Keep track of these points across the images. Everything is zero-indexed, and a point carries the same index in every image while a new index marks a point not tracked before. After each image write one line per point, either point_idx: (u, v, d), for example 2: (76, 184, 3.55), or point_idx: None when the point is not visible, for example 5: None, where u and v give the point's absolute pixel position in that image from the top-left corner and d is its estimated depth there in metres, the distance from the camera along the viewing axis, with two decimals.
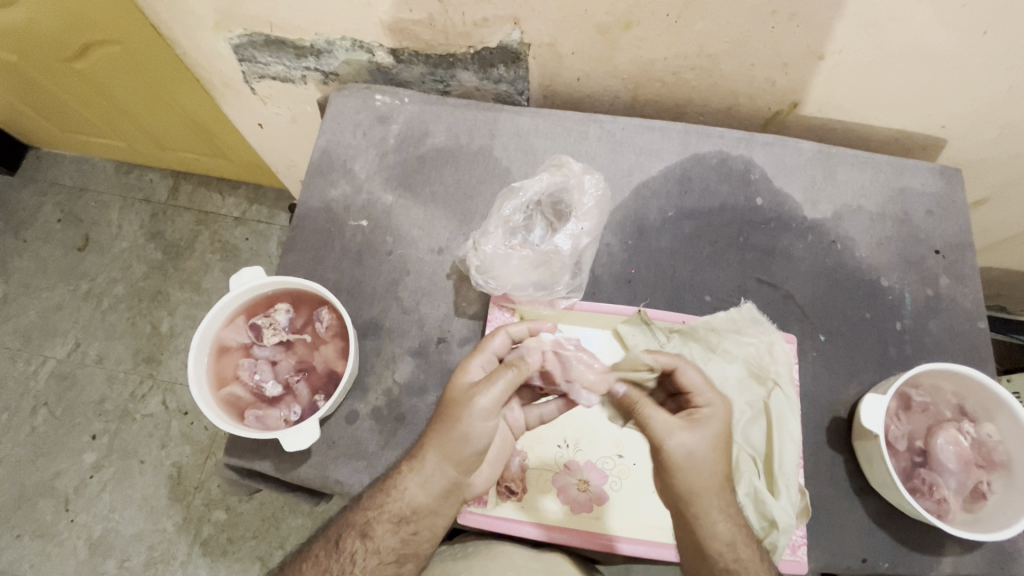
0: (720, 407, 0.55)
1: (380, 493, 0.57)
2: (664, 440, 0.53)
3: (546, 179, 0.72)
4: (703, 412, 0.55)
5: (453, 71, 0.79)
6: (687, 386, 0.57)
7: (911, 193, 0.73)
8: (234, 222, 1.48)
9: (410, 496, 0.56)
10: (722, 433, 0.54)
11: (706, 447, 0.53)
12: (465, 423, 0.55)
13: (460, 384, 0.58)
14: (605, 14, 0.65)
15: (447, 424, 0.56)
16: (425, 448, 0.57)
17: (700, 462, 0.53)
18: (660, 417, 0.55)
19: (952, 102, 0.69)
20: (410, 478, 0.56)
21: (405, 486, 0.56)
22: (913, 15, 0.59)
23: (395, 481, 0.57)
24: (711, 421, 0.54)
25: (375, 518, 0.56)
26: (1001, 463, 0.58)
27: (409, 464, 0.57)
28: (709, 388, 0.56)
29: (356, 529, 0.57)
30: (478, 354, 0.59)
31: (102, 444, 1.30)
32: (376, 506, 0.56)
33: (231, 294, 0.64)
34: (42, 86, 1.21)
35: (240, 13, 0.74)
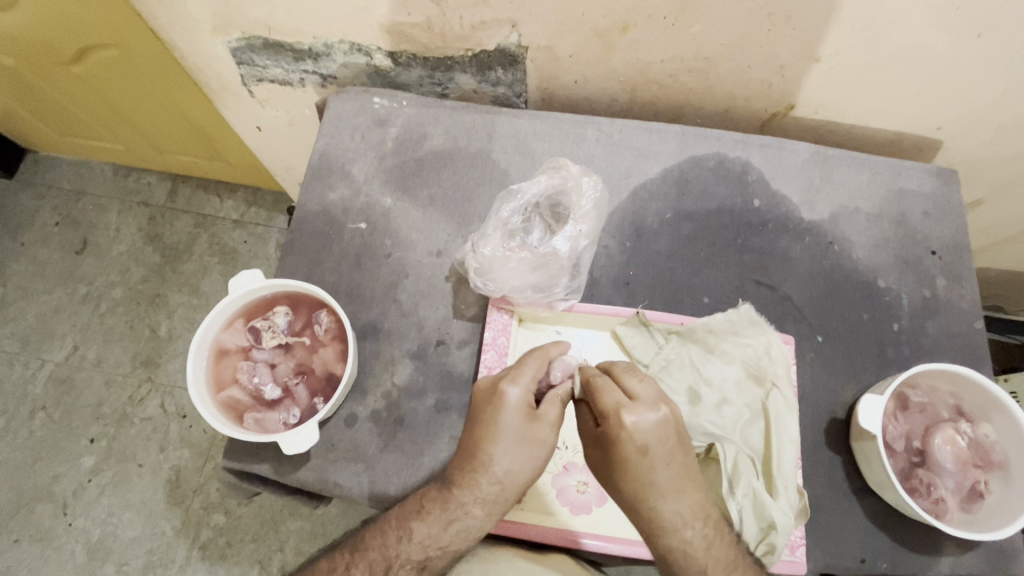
0: (618, 427, 0.51)
1: (445, 534, 0.55)
2: (586, 447, 0.56)
3: (544, 181, 0.72)
4: (604, 431, 0.52)
5: (451, 74, 0.79)
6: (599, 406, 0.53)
7: (908, 195, 0.73)
8: (233, 225, 1.48)
9: (481, 531, 0.56)
10: (625, 453, 0.50)
11: (605, 461, 0.52)
12: (532, 456, 0.54)
13: (518, 423, 0.54)
14: (602, 17, 0.66)
15: (530, 467, 0.54)
16: (504, 490, 0.54)
17: (605, 475, 0.53)
18: (582, 428, 0.57)
19: (947, 103, 0.70)
20: (483, 517, 0.55)
21: (479, 526, 0.55)
22: (907, 17, 0.59)
23: (465, 524, 0.55)
24: (611, 441, 0.51)
25: (436, 556, 0.56)
26: (999, 463, 0.58)
27: (483, 506, 0.54)
28: (611, 409, 0.52)
29: (413, 563, 0.55)
30: (526, 384, 0.55)
31: (101, 447, 1.30)
32: (438, 546, 0.55)
33: (229, 298, 0.64)
34: (41, 90, 1.21)
35: (238, 16, 0.74)
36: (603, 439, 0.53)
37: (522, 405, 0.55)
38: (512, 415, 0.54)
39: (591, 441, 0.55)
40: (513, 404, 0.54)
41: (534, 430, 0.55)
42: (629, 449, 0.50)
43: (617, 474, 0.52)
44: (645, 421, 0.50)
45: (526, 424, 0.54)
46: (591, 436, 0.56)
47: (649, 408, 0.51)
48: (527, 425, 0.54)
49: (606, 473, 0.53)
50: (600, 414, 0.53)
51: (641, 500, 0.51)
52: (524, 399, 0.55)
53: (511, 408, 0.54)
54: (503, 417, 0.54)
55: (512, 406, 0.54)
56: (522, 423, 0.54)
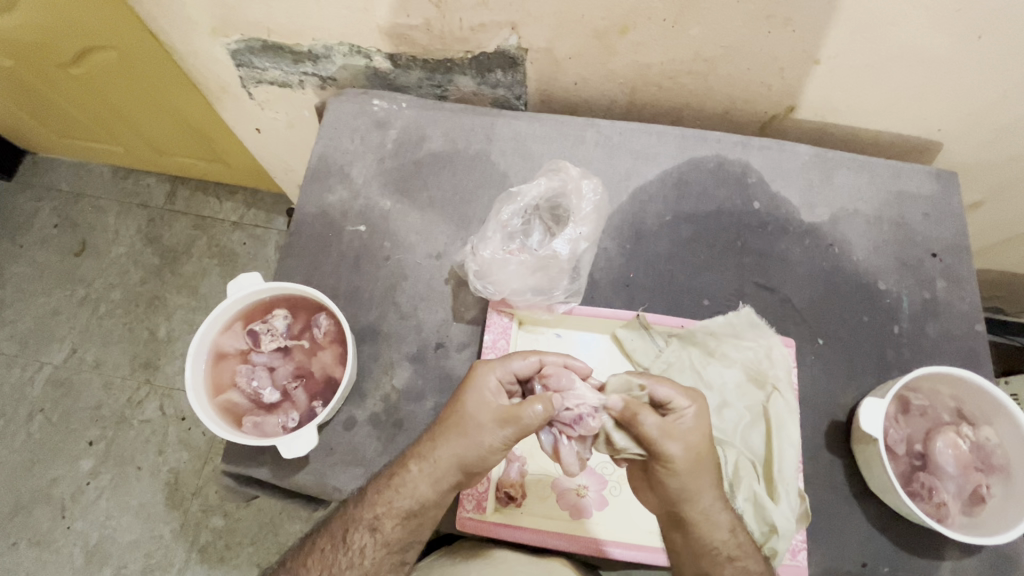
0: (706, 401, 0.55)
1: (387, 490, 0.55)
2: (671, 445, 0.52)
3: (545, 184, 0.72)
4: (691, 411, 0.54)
5: (451, 76, 0.79)
6: (661, 393, 0.55)
7: (908, 197, 0.73)
8: (232, 226, 1.48)
9: (418, 494, 0.54)
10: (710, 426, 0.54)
11: (703, 439, 0.53)
12: (473, 433, 0.54)
13: (478, 399, 0.55)
14: (601, 19, 0.65)
15: (465, 443, 0.54)
16: (436, 452, 0.55)
17: (700, 458, 0.53)
18: (657, 425, 0.53)
19: (946, 106, 0.70)
20: (419, 477, 0.55)
21: (416, 485, 0.55)
22: (906, 20, 0.59)
23: (403, 480, 0.55)
24: (701, 417, 0.54)
25: (383, 514, 0.55)
26: (1000, 467, 0.58)
27: (418, 463, 0.55)
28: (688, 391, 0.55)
29: (365, 524, 0.55)
30: (504, 370, 0.57)
31: (99, 450, 1.30)
32: (384, 502, 0.55)
33: (228, 302, 0.64)
34: (39, 92, 1.21)
35: (237, 18, 0.74)
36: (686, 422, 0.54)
37: (491, 386, 0.56)
38: (474, 391, 0.56)
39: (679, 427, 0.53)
40: (483, 382, 0.56)
41: (487, 414, 0.54)
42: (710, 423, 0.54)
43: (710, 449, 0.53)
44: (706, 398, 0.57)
45: (484, 404, 0.55)
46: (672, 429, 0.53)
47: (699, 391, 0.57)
48: (484, 404, 0.55)
49: (703, 452, 0.53)
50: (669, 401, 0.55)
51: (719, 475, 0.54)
52: (495, 380, 0.56)
53: (477, 385, 0.56)
54: (468, 392, 0.55)
55: (476, 382, 0.56)
56: (479, 400, 0.55)
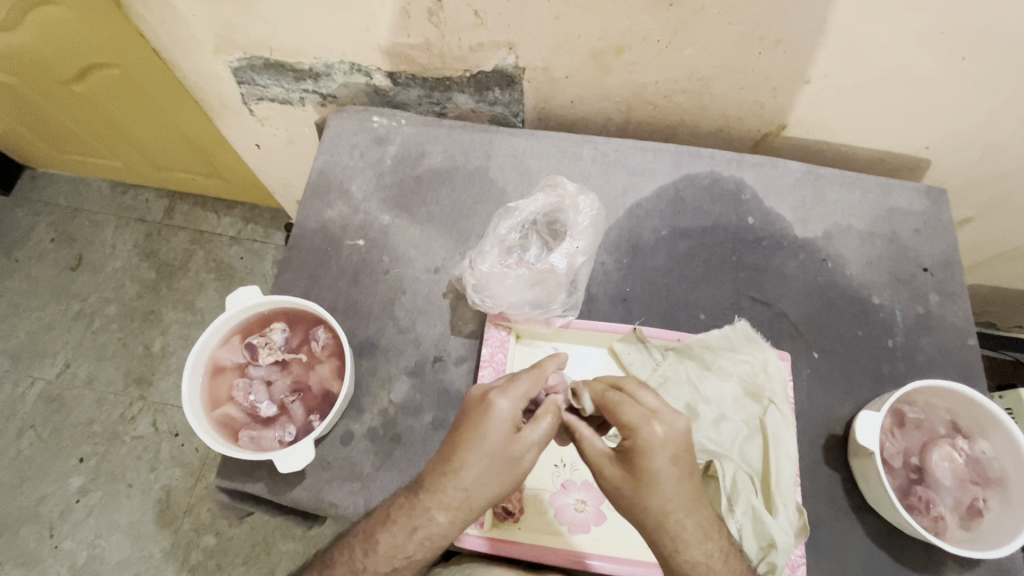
0: (652, 437, 0.49)
1: (409, 543, 0.53)
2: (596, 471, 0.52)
3: (541, 200, 0.73)
4: (633, 443, 0.50)
5: (450, 94, 0.81)
6: (621, 417, 0.52)
7: (900, 213, 0.75)
8: (229, 241, 1.48)
9: (445, 540, 0.54)
10: (654, 464, 0.49)
11: (630, 479, 0.49)
12: (508, 471, 0.52)
13: (500, 433, 0.52)
14: (597, 40, 0.67)
15: (500, 481, 0.52)
16: (470, 498, 0.52)
17: (625, 496, 0.50)
18: (590, 449, 0.54)
19: (933, 124, 0.71)
20: (448, 525, 0.53)
21: (443, 535, 0.53)
22: (893, 42, 0.61)
23: (430, 533, 0.53)
24: (643, 452, 0.49)
25: (403, 565, 0.54)
26: (997, 480, 0.58)
27: (449, 515, 0.52)
28: (642, 418, 0.50)
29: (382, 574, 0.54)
30: (518, 395, 0.54)
31: (90, 467, 1.28)
32: (404, 555, 0.53)
33: (226, 315, 0.64)
34: (41, 108, 1.22)
35: (240, 37, 0.76)
36: (626, 454, 0.51)
37: (510, 418, 0.53)
38: (493, 426, 0.52)
39: (609, 458, 0.52)
40: (501, 415, 0.52)
41: (516, 449, 0.52)
42: (660, 462, 0.48)
43: (637, 492, 0.49)
44: (677, 428, 0.50)
45: (508, 436, 0.52)
46: (603, 457, 0.52)
47: (680, 418, 0.51)
48: (508, 438, 0.52)
49: (631, 493, 0.49)
50: (623, 427, 0.52)
51: (668, 520, 0.48)
52: (512, 410, 0.53)
53: (497, 418, 0.52)
54: (491, 427, 0.52)
55: (498, 416, 0.52)
56: (503, 434, 0.52)
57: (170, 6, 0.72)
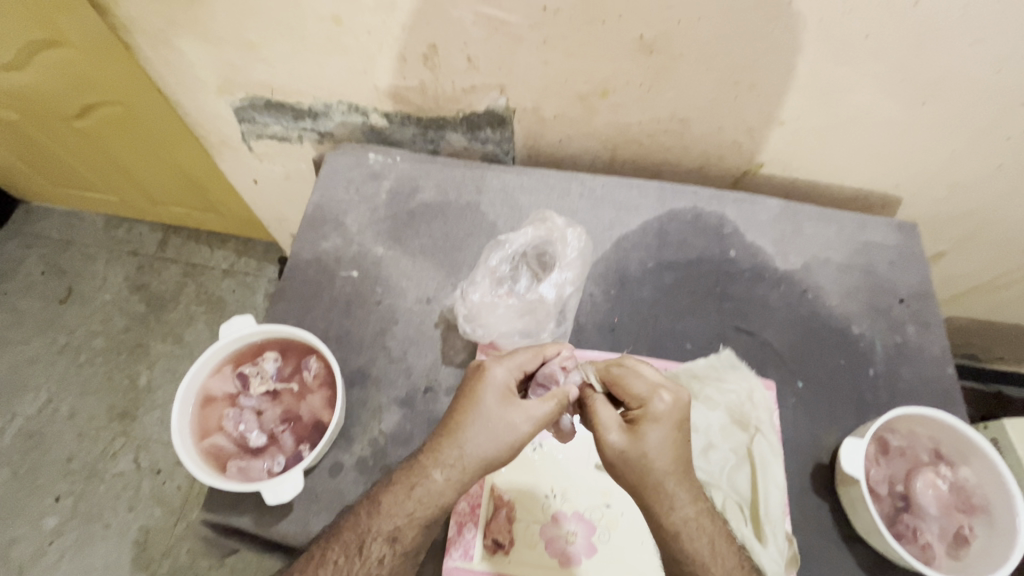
0: (661, 405, 0.56)
1: (409, 501, 0.56)
2: (602, 435, 0.57)
3: (531, 233, 0.75)
4: (642, 411, 0.57)
5: (443, 133, 0.84)
6: (630, 389, 0.59)
7: (875, 246, 0.78)
8: (222, 274, 1.49)
9: (443, 501, 0.56)
10: (660, 429, 0.55)
11: (637, 442, 0.55)
12: (500, 433, 0.57)
13: (493, 395, 0.58)
14: (583, 83, 0.71)
15: (491, 439, 0.57)
16: (463, 457, 0.56)
17: (631, 458, 0.55)
18: (600, 415, 0.58)
19: (900, 163, 0.76)
20: (445, 483, 0.56)
21: (442, 493, 0.56)
22: (857, 88, 0.66)
23: (428, 489, 0.56)
24: (650, 418, 0.56)
25: (405, 524, 0.55)
26: (981, 507, 0.59)
27: (444, 471, 0.56)
28: (652, 389, 0.57)
29: (384, 535, 0.55)
30: (508, 364, 0.60)
31: (66, 506, 1.23)
32: (406, 513, 0.56)
33: (218, 344, 0.64)
34: (41, 144, 1.25)
35: (243, 77, 0.79)
36: (636, 421, 0.57)
37: (504, 383, 0.59)
38: (487, 390, 0.58)
39: (618, 425, 0.57)
40: (498, 379, 0.59)
41: (508, 412, 0.58)
42: (665, 429, 0.55)
43: (647, 453, 0.55)
44: (680, 400, 0.57)
45: (504, 398, 0.58)
46: (613, 422, 0.57)
47: (683, 391, 0.58)
48: (500, 401, 0.58)
49: (639, 456, 0.55)
50: (633, 397, 0.58)
51: (666, 480, 0.54)
52: (505, 376, 0.59)
53: (493, 381, 0.59)
54: (488, 390, 0.58)
55: (493, 380, 0.59)
56: (497, 397, 0.58)
57: (177, 48, 0.76)
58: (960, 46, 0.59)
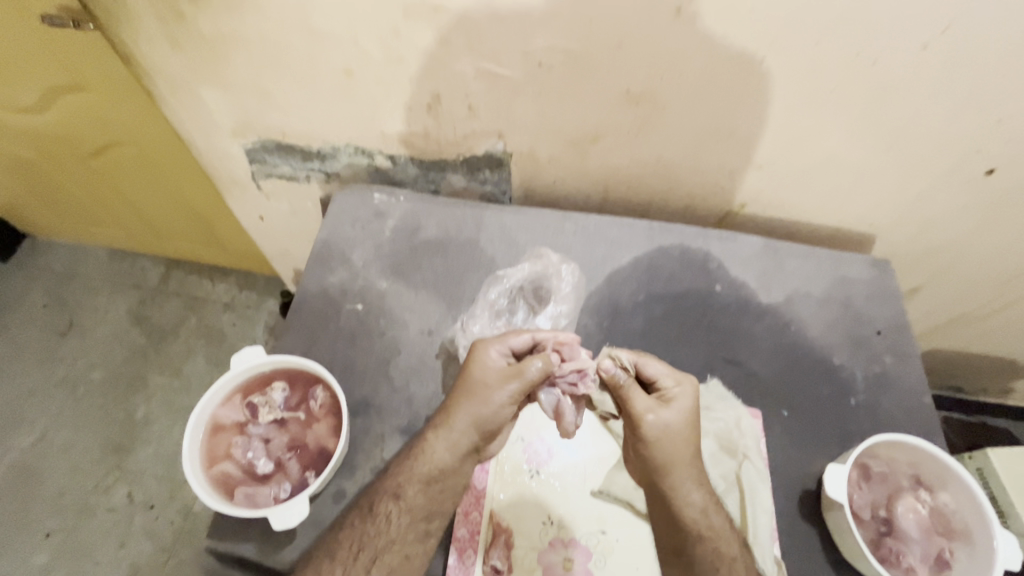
0: (689, 387, 0.64)
1: (408, 460, 0.63)
2: (645, 417, 0.62)
3: (527, 268, 0.82)
4: (673, 392, 0.64)
5: (444, 174, 0.90)
6: (651, 372, 0.65)
7: (852, 281, 0.82)
8: (222, 307, 1.51)
9: (437, 458, 0.62)
10: (692, 408, 0.63)
11: (680, 416, 0.63)
12: (486, 400, 0.64)
13: (482, 367, 0.65)
14: (576, 130, 0.77)
15: (479, 404, 0.64)
16: (453, 420, 0.63)
17: (673, 438, 0.62)
18: (640, 398, 0.63)
19: (871, 203, 0.81)
20: (437, 442, 0.63)
21: (435, 450, 0.63)
22: (826, 136, 0.72)
23: (422, 448, 0.63)
24: (684, 396, 0.63)
25: (405, 482, 0.62)
26: (960, 531, 0.61)
27: (435, 432, 0.63)
28: (678, 373, 0.65)
29: (389, 493, 0.61)
30: (499, 343, 0.66)
31: (55, 542, 1.22)
32: (406, 470, 0.62)
33: (229, 374, 0.67)
34: (53, 180, 1.29)
35: (257, 122, 0.85)
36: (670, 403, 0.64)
37: (492, 357, 0.65)
38: (477, 362, 0.65)
39: (658, 407, 0.63)
40: (484, 354, 0.65)
41: (491, 378, 0.64)
42: (694, 406, 0.64)
43: (684, 432, 0.62)
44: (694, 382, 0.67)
45: (489, 370, 0.65)
46: (650, 404, 0.63)
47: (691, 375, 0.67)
48: (485, 370, 0.65)
49: (681, 436, 0.62)
50: (659, 379, 0.65)
51: (692, 456, 0.62)
52: (494, 352, 0.65)
53: (479, 354, 0.65)
54: (476, 363, 0.65)
55: (481, 354, 0.65)
56: (481, 368, 0.65)
57: (198, 95, 0.82)
58: (916, 100, 0.66)
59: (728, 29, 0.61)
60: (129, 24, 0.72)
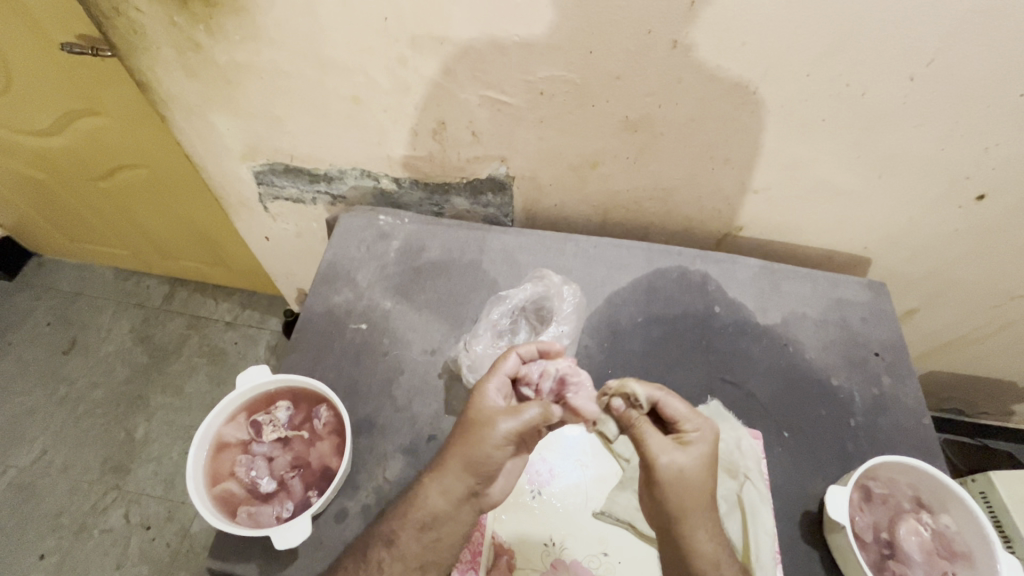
0: (708, 431, 0.61)
1: (402, 506, 0.63)
2: (657, 459, 0.59)
3: (530, 289, 0.82)
4: (691, 435, 0.60)
5: (448, 197, 0.92)
6: (671, 411, 0.62)
7: (849, 303, 0.83)
8: (225, 327, 1.52)
9: (431, 505, 0.62)
10: (710, 454, 0.60)
11: (698, 462, 0.59)
12: (481, 441, 0.62)
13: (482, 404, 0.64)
14: (576, 156, 0.79)
15: (471, 445, 0.62)
16: (445, 464, 0.63)
17: (682, 483, 0.58)
18: (651, 439, 0.60)
19: (866, 227, 0.83)
20: (431, 489, 0.62)
21: (428, 498, 0.62)
22: (820, 162, 0.74)
23: (415, 495, 0.62)
24: (703, 443, 0.60)
25: (400, 527, 0.61)
26: (962, 554, 0.61)
27: (430, 476, 0.63)
28: (696, 415, 0.62)
29: (382, 539, 0.61)
30: (493, 376, 0.66)
31: (50, 564, 1.20)
32: (400, 516, 0.62)
33: (235, 393, 0.68)
34: (63, 201, 1.32)
35: (267, 147, 0.87)
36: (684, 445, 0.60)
37: (491, 393, 0.65)
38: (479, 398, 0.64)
39: (671, 449, 0.59)
40: (483, 393, 0.64)
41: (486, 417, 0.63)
42: (713, 453, 0.60)
43: (698, 479, 0.58)
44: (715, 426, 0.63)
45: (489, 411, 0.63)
46: (664, 445, 0.60)
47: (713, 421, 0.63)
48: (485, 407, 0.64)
49: (695, 483, 0.58)
50: (679, 420, 0.62)
51: (705, 505, 0.59)
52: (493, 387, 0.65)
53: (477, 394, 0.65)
54: (473, 404, 0.64)
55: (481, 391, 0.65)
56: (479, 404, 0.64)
57: (210, 121, 0.84)
58: (905, 128, 0.68)
59: (723, 61, 0.63)
60: (147, 53, 0.75)
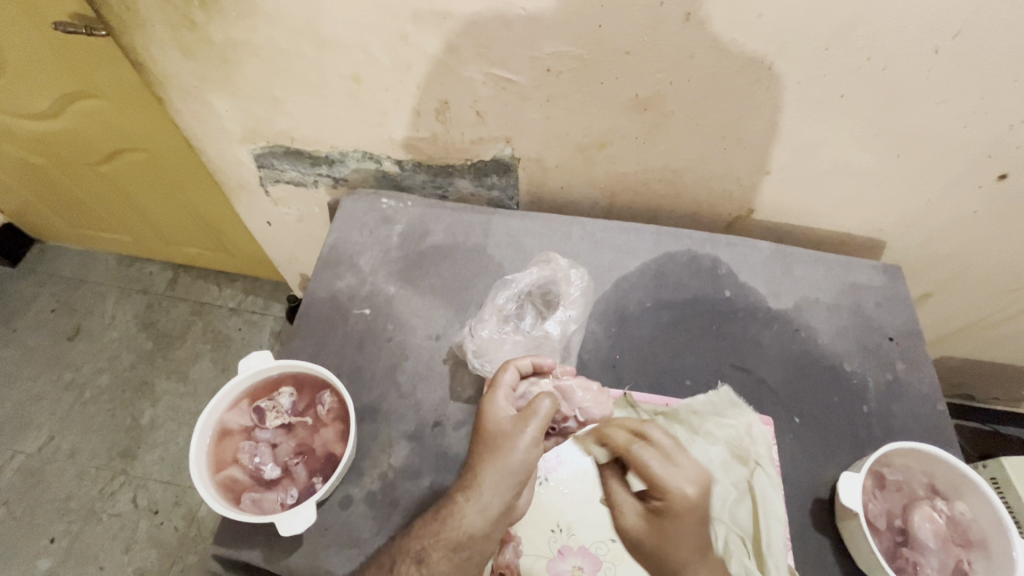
0: (682, 498, 0.60)
1: (435, 523, 0.60)
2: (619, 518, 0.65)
3: (536, 273, 0.80)
4: (664, 504, 0.61)
5: (452, 179, 0.90)
6: (651, 473, 0.62)
7: (862, 288, 0.81)
8: (229, 313, 1.52)
9: (466, 524, 0.59)
10: (685, 522, 0.60)
11: (656, 536, 0.61)
12: (511, 454, 0.61)
13: (497, 419, 0.63)
14: (583, 136, 0.77)
15: (502, 460, 0.60)
16: (480, 482, 0.60)
17: (647, 545, 0.62)
18: (617, 497, 0.65)
19: (882, 210, 0.81)
20: (467, 507, 0.60)
21: (464, 517, 0.59)
22: (836, 142, 0.72)
23: (452, 512, 0.60)
24: (668, 512, 0.61)
25: (431, 546, 0.59)
26: (978, 541, 0.60)
27: (466, 495, 0.60)
28: (675, 483, 0.61)
29: (412, 556, 0.58)
30: (497, 389, 0.65)
31: (60, 548, 1.21)
32: (431, 534, 0.59)
33: (237, 379, 0.67)
34: (63, 186, 1.31)
35: (266, 129, 0.85)
36: (656, 511, 0.62)
37: (501, 405, 0.64)
38: (490, 415, 0.63)
39: (638, 511, 0.63)
40: (493, 407, 0.64)
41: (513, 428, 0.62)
42: (694, 520, 0.60)
43: (658, 545, 0.61)
44: (700, 492, 0.61)
45: (503, 421, 0.63)
46: (631, 507, 0.64)
47: (705, 488, 0.62)
48: (501, 420, 0.63)
49: (656, 547, 0.61)
50: (655, 483, 0.61)
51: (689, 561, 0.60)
52: (501, 400, 0.64)
53: (485, 409, 0.64)
54: (486, 416, 0.63)
55: (492, 406, 0.64)
56: (497, 419, 0.63)
57: (208, 102, 0.82)
58: (927, 106, 0.65)
59: (738, 34, 0.61)
60: (141, 32, 0.73)
